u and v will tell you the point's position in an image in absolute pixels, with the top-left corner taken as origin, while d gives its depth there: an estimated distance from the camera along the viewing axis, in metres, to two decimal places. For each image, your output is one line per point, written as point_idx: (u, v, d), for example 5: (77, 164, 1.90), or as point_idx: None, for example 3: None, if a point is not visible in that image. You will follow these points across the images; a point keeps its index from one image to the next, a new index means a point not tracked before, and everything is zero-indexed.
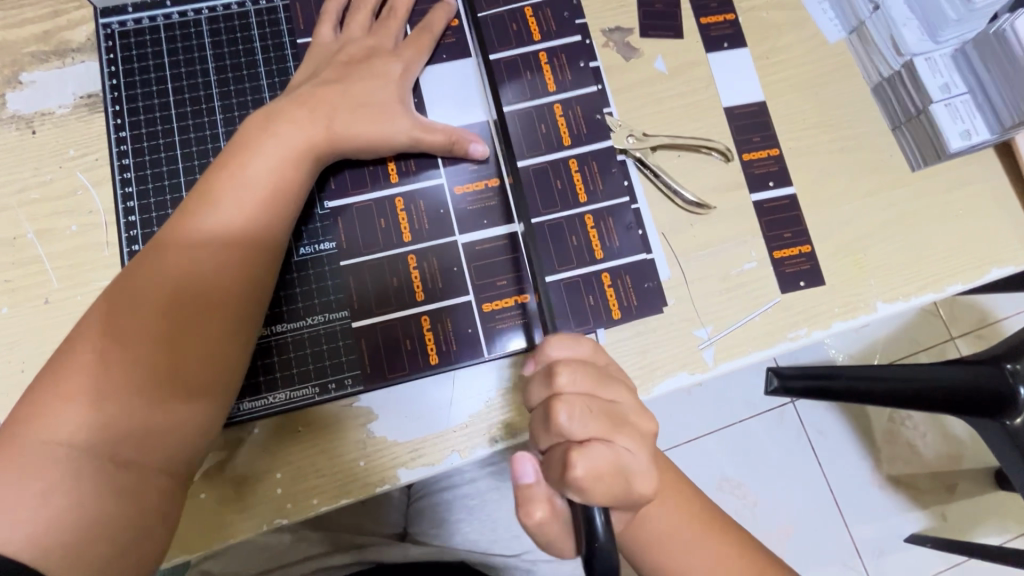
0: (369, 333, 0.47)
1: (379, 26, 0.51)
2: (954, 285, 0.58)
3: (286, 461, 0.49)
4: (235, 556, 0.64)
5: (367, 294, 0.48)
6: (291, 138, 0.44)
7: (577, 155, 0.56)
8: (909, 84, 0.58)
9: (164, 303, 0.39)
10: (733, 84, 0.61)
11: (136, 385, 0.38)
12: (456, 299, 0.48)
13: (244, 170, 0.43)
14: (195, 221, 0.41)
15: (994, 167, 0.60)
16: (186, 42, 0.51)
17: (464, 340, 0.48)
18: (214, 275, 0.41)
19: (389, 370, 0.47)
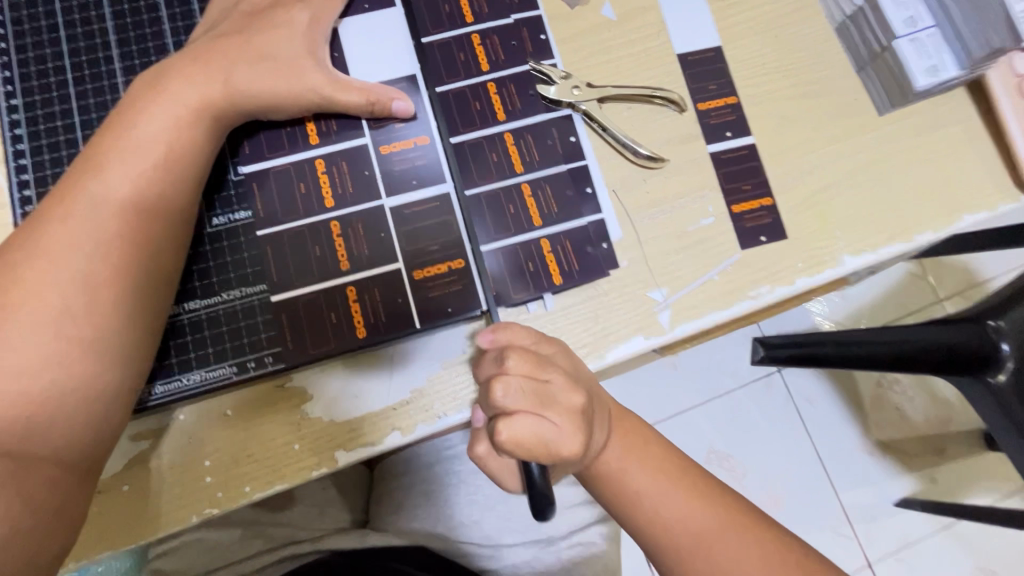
0: (290, 308, 0.44)
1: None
2: (925, 234, 0.54)
3: (214, 448, 0.46)
4: (185, 555, 0.61)
5: (286, 265, 0.44)
6: (190, 98, 0.41)
7: (512, 129, 0.50)
8: (871, 19, 0.54)
9: (40, 280, 0.36)
10: (686, 29, 0.57)
11: (16, 370, 0.35)
12: (385, 267, 0.45)
13: (137, 135, 0.39)
14: (82, 188, 0.38)
15: (965, 107, 0.56)
16: (80, 0, 0.46)
17: (395, 311, 0.45)
18: (99, 249, 0.37)
19: (312, 345, 0.43)
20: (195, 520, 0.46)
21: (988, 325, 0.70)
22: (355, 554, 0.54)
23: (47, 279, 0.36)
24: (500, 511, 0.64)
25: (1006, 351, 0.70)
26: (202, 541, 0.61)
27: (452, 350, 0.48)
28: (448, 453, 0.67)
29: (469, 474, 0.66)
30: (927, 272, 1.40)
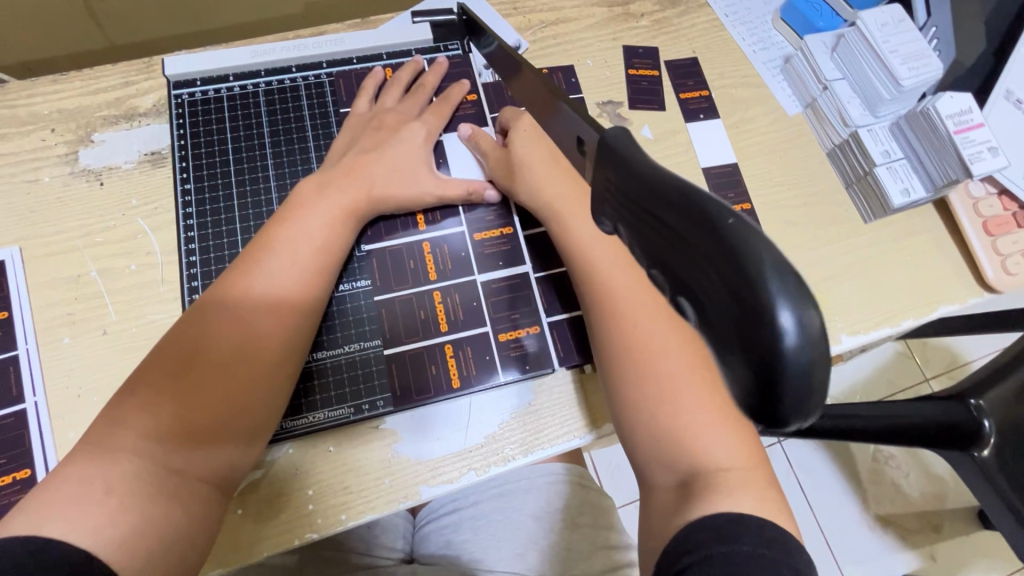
0: (399, 359, 0.56)
1: (409, 98, 0.62)
2: (908, 321, 0.66)
3: (316, 479, 0.53)
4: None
5: (398, 325, 0.57)
6: (341, 198, 0.54)
7: None
8: (856, 149, 0.68)
9: (225, 333, 0.47)
10: (709, 148, 0.71)
11: (200, 400, 0.45)
12: (475, 330, 0.58)
13: (303, 224, 0.52)
14: (259, 263, 0.50)
15: (934, 220, 0.70)
16: (245, 110, 0.61)
17: (482, 365, 0.57)
18: (270, 308, 0.49)
19: (417, 393, 0.56)
20: (296, 544, 0.52)
21: (969, 403, 0.80)
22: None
23: (234, 333, 0.47)
24: (541, 546, 0.68)
25: (987, 428, 0.80)
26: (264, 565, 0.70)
27: (522, 400, 0.57)
28: (494, 492, 0.73)
29: (513, 512, 0.71)
30: (914, 352, 1.52)
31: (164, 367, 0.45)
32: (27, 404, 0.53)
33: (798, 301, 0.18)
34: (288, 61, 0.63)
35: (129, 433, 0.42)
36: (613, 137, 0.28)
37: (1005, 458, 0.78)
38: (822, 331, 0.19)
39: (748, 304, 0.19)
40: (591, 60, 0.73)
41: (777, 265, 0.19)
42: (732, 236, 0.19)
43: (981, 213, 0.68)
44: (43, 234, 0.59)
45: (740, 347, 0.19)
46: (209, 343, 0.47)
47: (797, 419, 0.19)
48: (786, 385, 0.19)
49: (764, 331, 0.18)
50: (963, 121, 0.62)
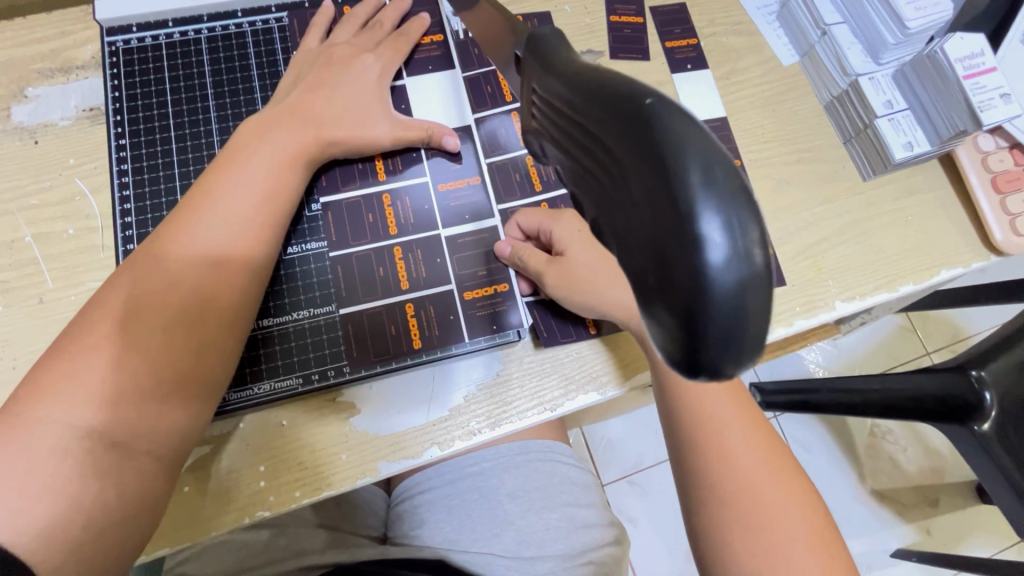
0: (356, 321, 0.52)
1: (364, 34, 0.57)
2: (906, 286, 0.61)
3: (268, 455, 0.50)
4: (210, 558, 0.65)
5: (355, 283, 0.53)
6: (280, 140, 0.49)
7: (550, 199, 0.57)
8: (855, 100, 0.62)
9: (162, 288, 0.43)
10: (697, 102, 0.65)
11: (125, 365, 0.40)
12: (439, 289, 0.54)
13: (238, 168, 0.47)
14: (195, 212, 0.45)
15: (938, 177, 0.64)
16: (185, 59, 0.56)
17: (446, 326, 0.53)
18: (211, 264, 0.45)
19: (376, 355, 0.52)
20: (247, 522, 0.49)
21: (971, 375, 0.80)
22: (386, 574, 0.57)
23: (171, 287, 0.43)
24: (517, 527, 0.66)
25: (989, 400, 0.79)
26: (230, 542, 0.66)
27: (490, 370, 0.53)
28: (470, 470, 0.70)
29: (489, 492, 0.68)
30: (915, 326, 1.53)
31: (92, 320, 0.41)
32: None
33: (728, 215, 0.16)
34: (232, 4, 0.57)
35: (50, 403, 0.38)
36: (543, 34, 0.24)
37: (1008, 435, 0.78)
38: (757, 251, 0.16)
39: (670, 216, 0.17)
40: (569, 5, 0.67)
41: (706, 170, 0.17)
42: (651, 125, 0.18)
43: (990, 168, 0.62)
44: None
45: (656, 274, 0.17)
46: (140, 298, 0.42)
47: (721, 357, 0.17)
48: (712, 317, 0.16)
49: (683, 247, 0.16)
50: (973, 65, 0.56)
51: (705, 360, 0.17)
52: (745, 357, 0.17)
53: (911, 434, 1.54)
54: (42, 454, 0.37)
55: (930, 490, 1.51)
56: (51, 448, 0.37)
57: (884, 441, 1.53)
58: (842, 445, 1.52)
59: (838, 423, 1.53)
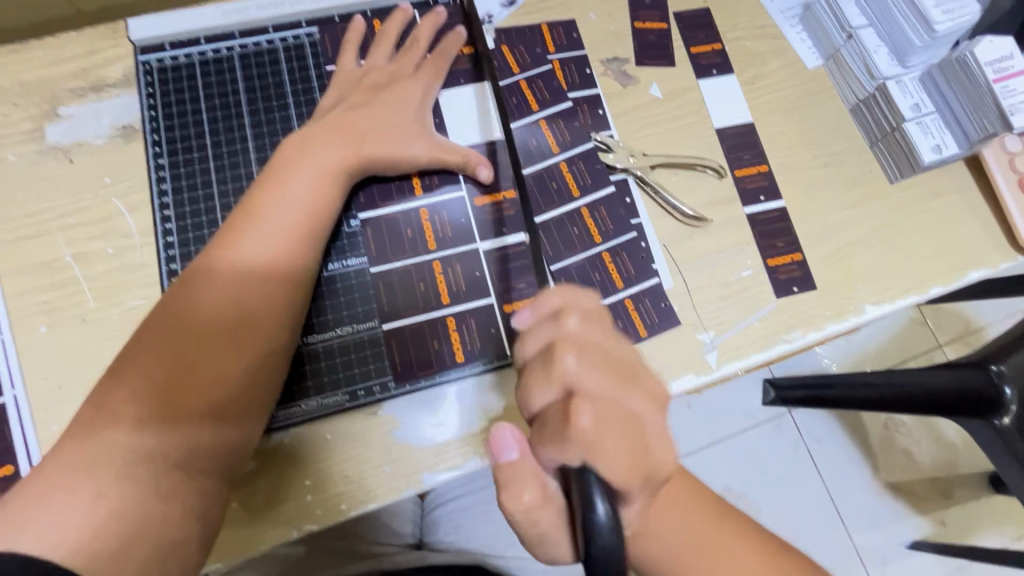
0: (398, 335, 0.53)
1: (401, 55, 0.58)
2: (936, 288, 0.62)
3: (314, 469, 0.51)
4: (254, 572, 0.66)
5: (396, 298, 0.53)
6: (322, 155, 0.50)
7: (588, 203, 0.60)
8: (883, 104, 0.63)
9: (215, 309, 0.43)
10: (724, 107, 0.66)
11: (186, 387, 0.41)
12: (478, 302, 0.54)
13: (284, 186, 0.48)
14: (243, 232, 0.46)
15: (964, 178, 0.65)
16: (219, 76, 0.56)
17: (487, 339, 0.54)
18: (261, 281, 0.45)
19: (419, 369, 0.52)
20: (296, 535, 0.50)
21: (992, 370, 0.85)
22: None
23: (227, 307, 0.44)
24: None
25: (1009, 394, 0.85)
26: (271, 556, 0.67)
27: None
28: None
29: None
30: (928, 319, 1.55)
31: (148, 345, 0.42)
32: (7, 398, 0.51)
33: None
34: (263, 21, 0.57)
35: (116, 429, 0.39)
36: None
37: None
38: None
39: None
40: (594, 12, 0.67)
41: None
42: None
43: (1017, 169, 0.63)
44: (12, 218, 0.55)
45: None
46: (197, 319, 0.43)
47: None
48: None
49: None
50: (1003, 69, 0.56)
51: None
52: None
53: (925, 427, 1.55)
54: (114, 478, 0.38)
55: (943, 482, 1.52)
56: (119, 472, 0.38)
57: (898, 434, 1.54)
58: (856, 439, 1.53)
59: (852, 417, 1.54)
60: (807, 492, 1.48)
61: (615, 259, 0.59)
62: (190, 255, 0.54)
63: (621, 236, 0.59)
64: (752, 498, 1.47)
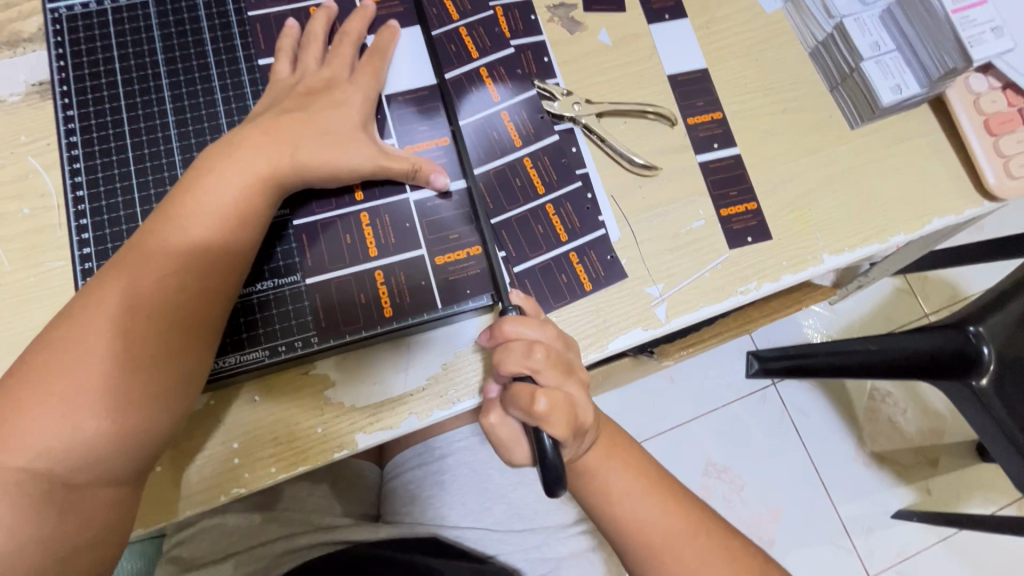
0: (323, 290, 0.50)
1: (333, 54, 0.53)
2: (898, 236, 0.59)
3: (241, 431, 0.49)
4: (203, 540, 0.64)
5: (321, 252, 0.51)
6: (250, 159, 0.47)
7: (530, 153, 0.57)
8: (841, 45, 0.59)
9: (122, 321, 0.42)
10: (678, 54, 0.63)
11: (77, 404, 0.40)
12: (408, 254, 0.52)
13: (206, 190, 0.45)
14: (160, 237, 0.44)
15: (929, 122, 0.62)
16: (133, 24, 0.53)
17: (418, 292, 0.51)
18: (175, 292, 0.44)
19: (344, 324, 0.50)
20: (223, 501, 0.48)
21: (969, 331, 0.94)
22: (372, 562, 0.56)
23: (133, 320, 0.42)
24: (508, 501, 0.65)
25: (985, 354, 0.93)
26: (220, 527, 0.65)
27: (467, 339, 0.52)
28: (460, 445, 0.68)
29: (480, 467, 0.67)
30: (913, 288, 1.53)
31: (47, 354, 0.41)
32: None
33: None
34: None
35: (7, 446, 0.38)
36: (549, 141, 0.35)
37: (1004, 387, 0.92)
38: None
39: None
40: None
41: None
42: None
43: (982, 109, 0.59)
44: None
45: None
46: (99, 331, 0.41)
47: None
48: None
49: None
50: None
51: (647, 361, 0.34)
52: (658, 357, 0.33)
53: (910, 396, 1.54)
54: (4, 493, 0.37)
55: (929, 451, 1.51)
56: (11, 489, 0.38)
57: (883, 404, 1.53)
58: (842, 409, 1.51)
59: (837, 388, 1.52)
60: (791, 464, 1.47)
61: (559, 213, 0.56)
62: (103, 213, 0.51)
63: (565, 187, 0.57)
64: (735, 470, 1.46)
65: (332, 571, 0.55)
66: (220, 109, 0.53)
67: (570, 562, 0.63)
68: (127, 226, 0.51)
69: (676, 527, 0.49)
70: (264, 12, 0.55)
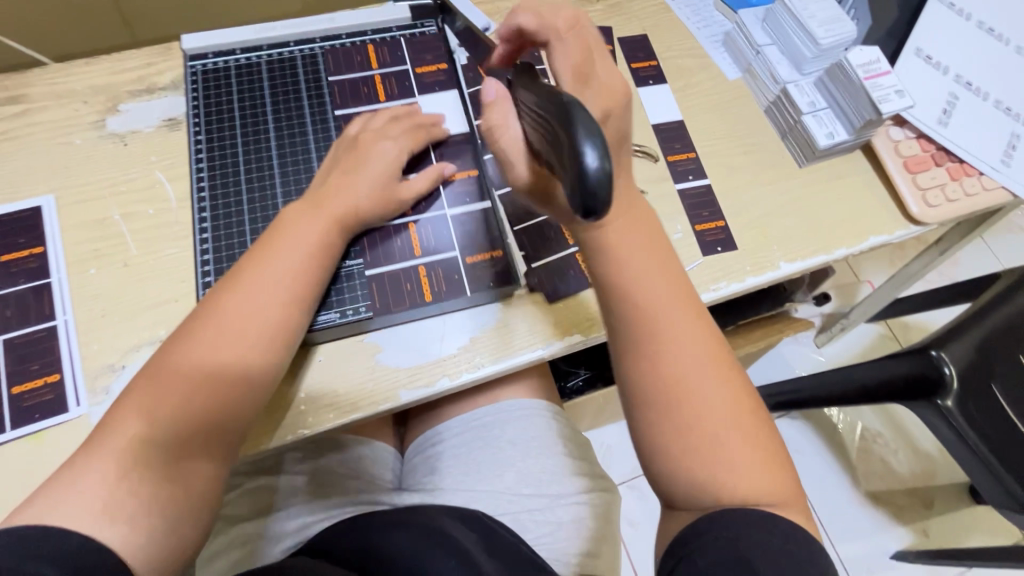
0: (376, 278, 0.63)
1: (391, 123, 0.67)
2: (840, 249, 0.73)
3: (307, 383, 0.61)
4: (248, 499, 0.73)
5: (375, 247, 0.64)
6: (305, 226, 0.58)
7: None
8: (786, 103, 0.76)
9: (206, 357, 0.51)
10: (660, 109, 0.80)
11: (174, 418, 0.49)
12: (445, 253, 0.66)
13: (273, 250, 0.56)
14: (234, 291, 0.54)
15: (862, 163, 0.77)
16: (250, 77, 0.71)
17: (451, 283, 0.64)
18: (246, 334, 0.53)
19: (393, 304, 0.63)
20: (289, 438, 0.59)
21: (930, 354, 1.05)
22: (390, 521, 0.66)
23: (218, 355, 0.52)
24: (518, 470, 0.73)
25: (948, 375, 1.03)
26: (265, 487, 0.74)
27: (492, 317, 0.65)
28: (476, 424, 0.77)
29: (492, 442, 0.75)
30: (895, 333, 1.65)
31: (146, 386, 0.50)
32: (58, 322, 0.61)
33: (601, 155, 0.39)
34: (287, 38, 0.73)
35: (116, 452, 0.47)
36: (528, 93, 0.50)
37: (967, 407, 1.01)
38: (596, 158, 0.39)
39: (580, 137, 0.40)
40: (552, 37, 0.82)
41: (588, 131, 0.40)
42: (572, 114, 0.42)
43: (901, 154, 0.75)
44: (74, 185, 0.68)
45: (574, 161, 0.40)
46: (188, 365, 0.51)
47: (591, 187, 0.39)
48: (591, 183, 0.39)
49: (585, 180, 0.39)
50: (872, 69, 0.70)
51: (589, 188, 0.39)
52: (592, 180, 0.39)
53: (900, 437, 1.61)
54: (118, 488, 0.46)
55: (924, 492, 1.54)
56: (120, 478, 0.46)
57: (874, 444, 1.59)
58: (834, 447, 1.58)
59: (828, 426, 1.60)
60: None
61: None
62: (215, 208, 0.66)
63: None
64: None
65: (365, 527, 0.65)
66: (309, 137, 0.69)
67: (570, 525, 0.71)
68: (234, 218, 0.65)
69: (698, 384, 0.50)
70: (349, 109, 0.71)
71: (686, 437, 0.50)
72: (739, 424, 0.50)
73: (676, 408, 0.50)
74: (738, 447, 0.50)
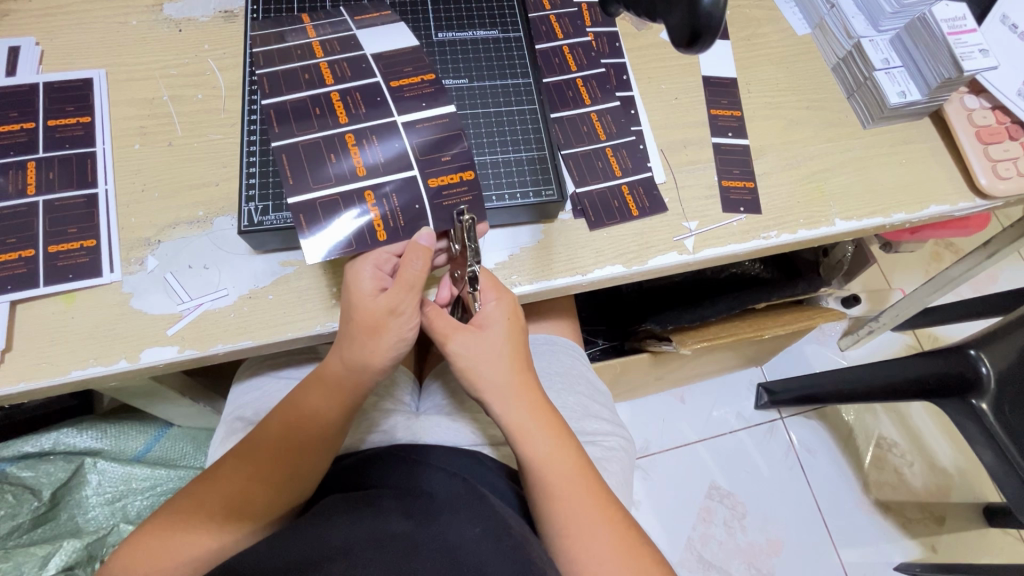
0: (309, 208, 0.54)
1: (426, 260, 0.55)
2: (899, 214, 0.70)
3: (339, 277, 0.60)
4: (256, 396, 0.68)
5: (300, 165, 0.55)
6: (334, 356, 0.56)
7: (597, 109, 0.70)
8: (858, 59, 0.73)
9: (267, 439, 0.57)
10: (722, 55, 0.77)
11: (235, 477, 0.56)
12: (395, 175, 0.57)
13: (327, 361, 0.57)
14: (295, 405, 0.58)
15: (929, 131, 0.74)
16: None
17: (411, 216, 0.57)
18: (299, 423, 0.57)
19: (338, 218, 0.55)
20: (316, 330, 0.58)
21: (968, 352, 0.95)
22: (398, 444, 0.63)
23: (274, 438, 0.57)
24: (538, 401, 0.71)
25: (987, 374, 0.93)
26: (275, 382, 0.70)
27: (530, 238, 0.64)
28: None
29: None
30: (922, 344, 1.60)
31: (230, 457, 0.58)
32: (99, 190, 0.61)
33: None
34: None
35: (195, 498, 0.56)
36: None
37: (1004, 415, 0.89)
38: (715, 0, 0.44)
39: None
40: None
41: None
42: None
43: (974, 122, 0.72)
44: (126, 64, 0.68)
45: (679, 31, 0.47)
46: (238, 469, 0.57)
47: (707, 27, 0.45)
48: (704, 21, 0.45)
49: (698, 21, 0.45)
50: (957, 25, 0.67)
51: (698, 34, 0.46)
52: (713, 19, 0.45)
53: (917, 449, 1.49)
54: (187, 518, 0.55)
55: (937, 507, 1.43)
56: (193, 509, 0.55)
57: (890, 454, 1.47)
58: (848, 453, 1.46)
59: (842, 428, 1.48)
60: (789, 497, 1.40)
61: (621, 153, 0.69)
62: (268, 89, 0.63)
63: (624, 137, 0.69)
64: (740, 497, 1.38)
65: (382, 450, 0.63)
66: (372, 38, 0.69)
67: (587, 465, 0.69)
68: None
69: (583, 517, 0.54)
70: (272, 69, 0.59)
71: (569, 517, 0.54)
72: (601, 516, 0.54)
73: (564, 540, 0.54)
74: (604, 543, 0.53)
